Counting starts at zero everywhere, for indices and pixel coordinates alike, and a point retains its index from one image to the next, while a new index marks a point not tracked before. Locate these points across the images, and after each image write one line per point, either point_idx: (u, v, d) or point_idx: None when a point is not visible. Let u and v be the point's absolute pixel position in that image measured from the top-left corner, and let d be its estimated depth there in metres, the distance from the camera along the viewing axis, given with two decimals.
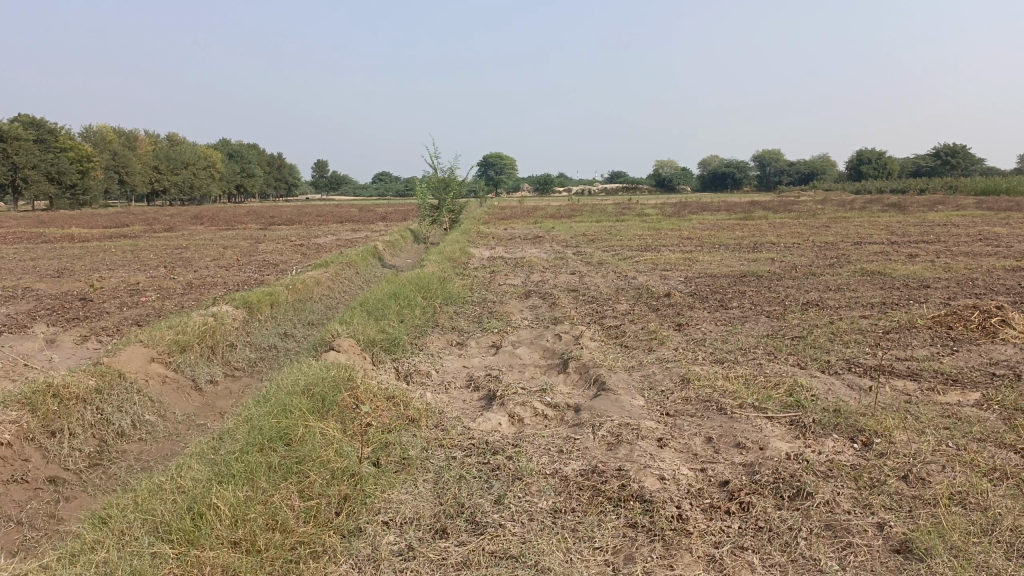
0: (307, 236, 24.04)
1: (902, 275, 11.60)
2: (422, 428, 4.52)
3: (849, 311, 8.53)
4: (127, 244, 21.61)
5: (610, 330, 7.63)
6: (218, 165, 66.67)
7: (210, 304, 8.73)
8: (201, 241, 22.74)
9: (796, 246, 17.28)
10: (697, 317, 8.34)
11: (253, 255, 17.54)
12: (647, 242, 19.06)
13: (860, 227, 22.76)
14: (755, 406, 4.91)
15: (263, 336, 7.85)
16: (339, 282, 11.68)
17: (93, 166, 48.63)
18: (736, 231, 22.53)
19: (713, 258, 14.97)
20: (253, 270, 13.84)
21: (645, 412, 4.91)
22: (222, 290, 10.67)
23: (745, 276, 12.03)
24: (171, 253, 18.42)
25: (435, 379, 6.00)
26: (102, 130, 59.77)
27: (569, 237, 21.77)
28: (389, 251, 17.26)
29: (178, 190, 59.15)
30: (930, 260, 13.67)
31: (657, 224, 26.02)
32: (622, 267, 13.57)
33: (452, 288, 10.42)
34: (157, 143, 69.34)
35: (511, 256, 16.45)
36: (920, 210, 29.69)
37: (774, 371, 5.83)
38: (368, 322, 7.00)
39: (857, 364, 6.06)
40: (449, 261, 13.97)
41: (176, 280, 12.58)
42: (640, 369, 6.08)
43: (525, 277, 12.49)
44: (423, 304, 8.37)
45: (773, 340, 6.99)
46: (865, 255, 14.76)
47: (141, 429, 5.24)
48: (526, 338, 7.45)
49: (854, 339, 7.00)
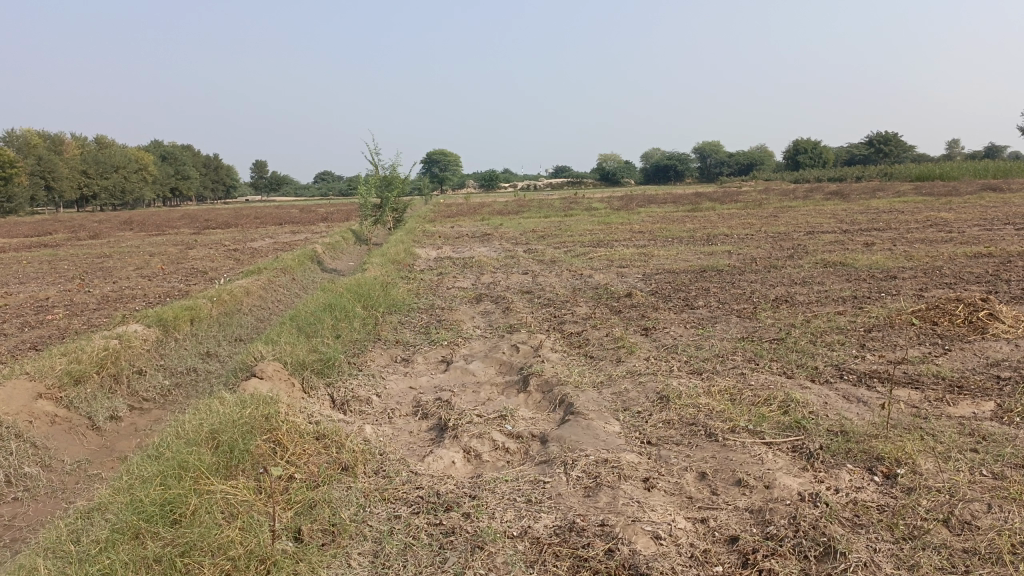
0: (241, 240, 22.78)
1: (865, 265, 11.16)
2: (359, 476, 3.72)
3: (822, 307, 7.98)
4: (45, 254, 20.07)
5: (571, 338, 6.89)
6: (151, 168, 64.03)
7: (119, 321, 7.71)
8: (126, 248, 21.33)
9: (751, 238, 16.86)
10: (664, 318, 7.69)
11: (182, 263, 16.37)
12: (600, 237, 18.44)
13: (808, 216, 22.62)
14: (749, 429, 4.24)
15: (180, 359, 6.89)
16: (272, 292, 10.71)
17: (15, 172, 45.98)
18: (687, 223, 22.15)
19: (669, 252, 14.42)
20: (179, 280, 12.74)
21: (622, 443, 4.19)
22: (140, 304, 9.61)
23: (705, 271, 11.47)
24: (91, 263, 17.11)
25: (377, 406, 5.20)
26: (24, 134, 56.74)
27: (518, 233, 21.07)
28: (328, 254, 16.29)
29: (109, 195, 56.55)
30: (888, 249, 13.35)
31: (606, 218, 25.50)
32: (576, 265, 12.89)
33: (396, 294, 9.55)
34: (84, 146, 66.26)
35: (459, 256, 15.62)
36: (863, 197, 29.87)
37: (760, 383, 5.17)
38: (298, 339, 6.11)
39: (849, 371, 5.45)
40: (393, 264, 13.09)
41: (92, 294, 11.40)
42: (610, 385, 5.36)
43: (475, 278, 11.70)
44: (362, 315, 7.51)
45: (751, 344, 6.35)
46: (822, 246, 14.40)
47: (18, 485, 4.26)
48: (480, 350, 6.68)
49: (837, 340, 6.42)
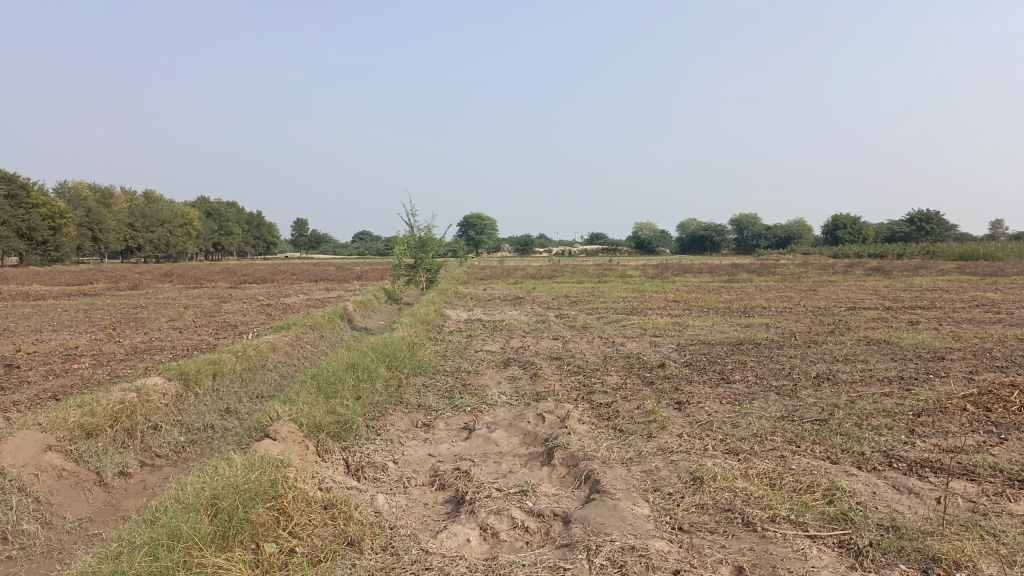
0: (275, 296, 22.92)
1: (910, 344, 10.74)
2: (365, 552, 3.46)
3: (866, 387, 7.60)
4: (83, 303, 20.35)
5: (600, 410, 6.59)
6: (196, 223, 65.59)
7: (141, 373, 7.61)
8: (162, 300, 21.59)
9: (789, 311, 16.44)
10: (699, 392, 7.36)
11: (215, 316, 16.42)
12: (633, 305, 18.17)
13: (848, 291, 22.14)
14: (790, 519, 3.90)
15: (197, 414, 6.72)
16: (299, 349, 10.58)
17: (65, 223, 47.30)
18: (724, 294, 21.81)
19: (704, 323, 14.08)
20: (208, 333, 12.71)
21: (651, 527, 3.88)
22: (166, 357, 9.54)
23: (742, 344, 11.11)
24: (126, 313, 17.24)
25: (393, 474, 4.95)
26: (77, 186, 58.73)
27: (551, 298, 20.89)
28: (359, 312, 16.25)
29: (153, 247, 57.90)
30: (934, 328, 12.88)
31: (640, 286, 25.27)
32: (608, 332, 12.62)
33: (422, 356, 9.35)
34: (133, 200, 68.35)
35: (490, 319, 15.44)
36: (904, 274, 29.25)
37: (802, 468, 4.82)
38: (317, 399, 5.91)
39: (899, 459, 5.07)
40: (422, 324, 12.94)
41: (121, 344, 11.40)
42: (640, 463, 5.04)
43: (504, 342, 11.49)
44: (386, 377, 7.30)
45: (791, 424, 6.00)
46: (864, 322, 13.96)
47: (14, 543, 4.03)
48: (504, 418, 6.41)
49: (884, 423, 6.03)
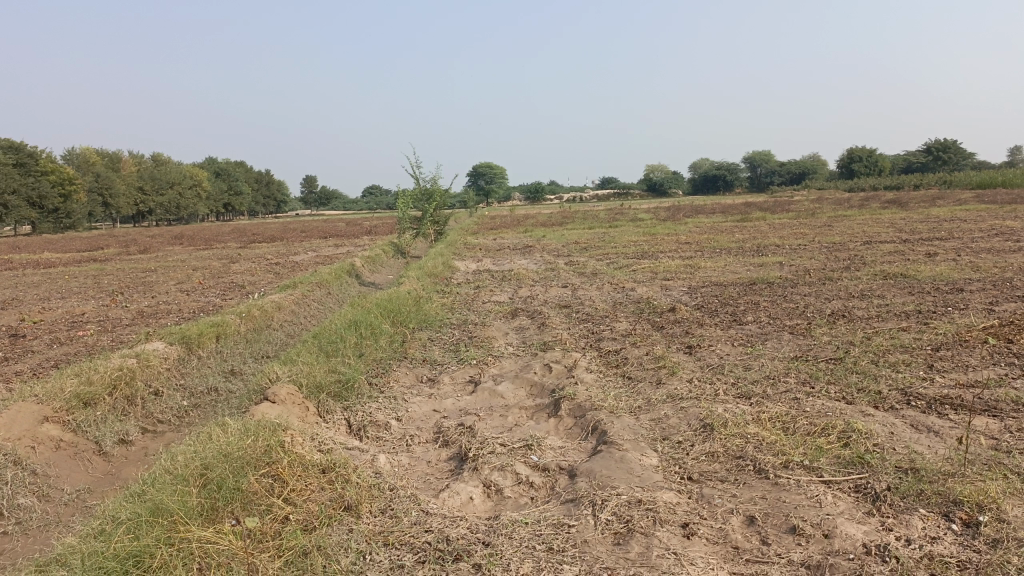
0: (284, 254, 22.80)
1: (927, 277, 10.47)
2: (363, 516, 3.35)
3: (883, 323, 7.40)
4: (94, 269, 20.33)
5: (609, 358, 6.44)
6: (205, 184, 65.37)
7: (143, 339, 7.52)
8: (172, 262, 21.57)
9: (803, 248, 16.14)
10: (710, 335, 7.19)
11: (223, 277, 16.34)
12: (645, 249, 17.90)
13: (864, 225, 21.74)
14: (804, 465, 3.75)
15: (200, 378, 6.64)
16: (305, 307, 10.48)
17: (75, 189, 47.23)
18: (736, 234, 21.48)
19: (716, 264, 13.83)
20: (216, 295, 12.63)
21: (659, 478, 3.74)
22: (171, 320, 9.46)
23: (754, 284, 10.90)
24: (135, 278, 17.22)
25: (396, 432, 4.84)
26: (84, 152, 58.52)
27: (561, 245, 20.64)
28: (367, 268, 16.12)
29: (164, 210, 57.88)
30: (952, 259, 12.57)
31: (651, 230, 24.94)
32: (619, 278, 12.42)
33: (429, 310, 9.22)
34: (141, 164, 68.12)
35: (499, 269, 15.27)
36: (921, 205, 28.68)
37: (816, 410, 4.66)
38: (317, 358, 5.79)
39: (917, 396, 4.90)
40: (430, 277, 12.78)
41: (127, 310, 11.34)
42: (648, 411, 4.89)
43: (512, 292, 11.33)
44: (389, 332, 7.18)
45: (806, 365, 5.83)
46: (880, 256, 13.66)
47: (10, 518, 3.97)
48: (510, 369, 6.28)
49: (901, 360, 5.84)
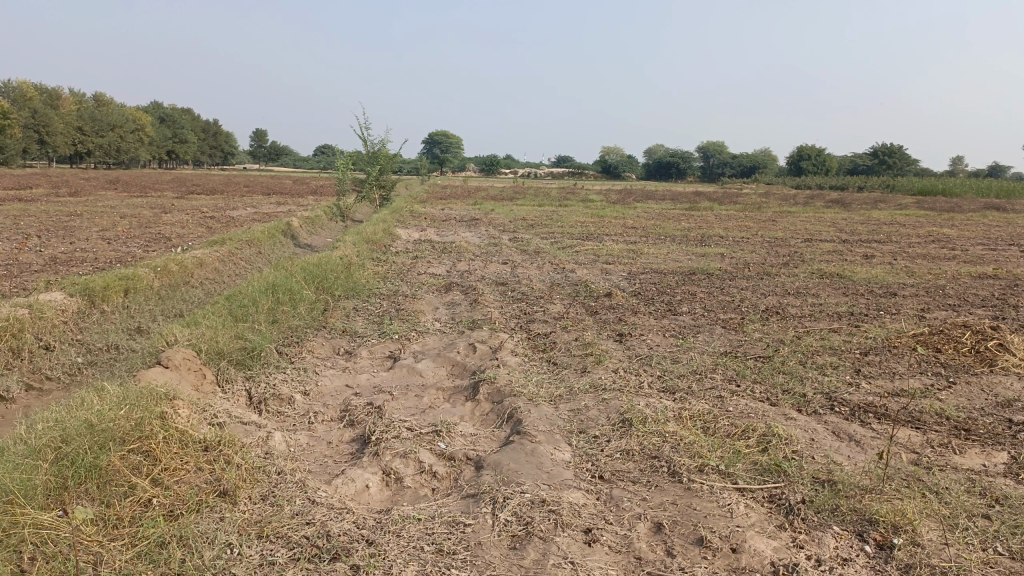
0: (221, 209, 21.94)
1: (863, 279, 10.53)
2: (239, 503, 3.05)
3: (815, 322, 7.35)
4: (16, 209, 19.23)
5: (536, 341, 6.21)
6: (149, 129, 62.88)
7: (43, 287, 7.00)
8: (101, 208, 20.56)
9: (746, 241, 16.18)
10: (642, 324, 7.03)
11: (152, 228, 15.56)
12: (591, 230, 17.73)
13: (808, 222, 22.00)
14: (719, 470, 3.58)
15: (100, 333, 6.19)
16: (230, 266, 9.97)
17: (9, 123, 44.85)
18: (683, 222, 21.51)
19: (659, 251, 13.73)
20: (139, 246, 11.97)
21: (569, 476, 3.53)
22: (83, 270, 8.88)
23: (694, 274, 10.81)
24: (58, 221, 16.30)
25: (299, 408, 4.53)
26: (20, 85, 55.57)
27: (508, 220, 20.36)
28: (306, 229, 15.60)
29: (103, 153, 55.50)
30: (888, 263, 12.71)
31: (600, 211, 24.82)
32: (560, 258, 12.23)
33: (359, 277, 8.85)
34: (81, 103, 65.08)
35: (441, 240, 14.90)
36: (863, 207, 29.22)
37: (739, 411, 4.51)
38: (224, 323, 5.41)
39: (842, 402, 4.80)
40: (367, 243, 12.35)
41: (39, 254, 10.66)
42: (569, 402, 4.68)
43: (450, 265, 11.01)
44: (310, 299, 6.81)
45: (734, 361, 5.70)
46: (819, 255, 13.75)
47: None
48: (433, 346, 6.01)
49: (829, 362, 5.77)
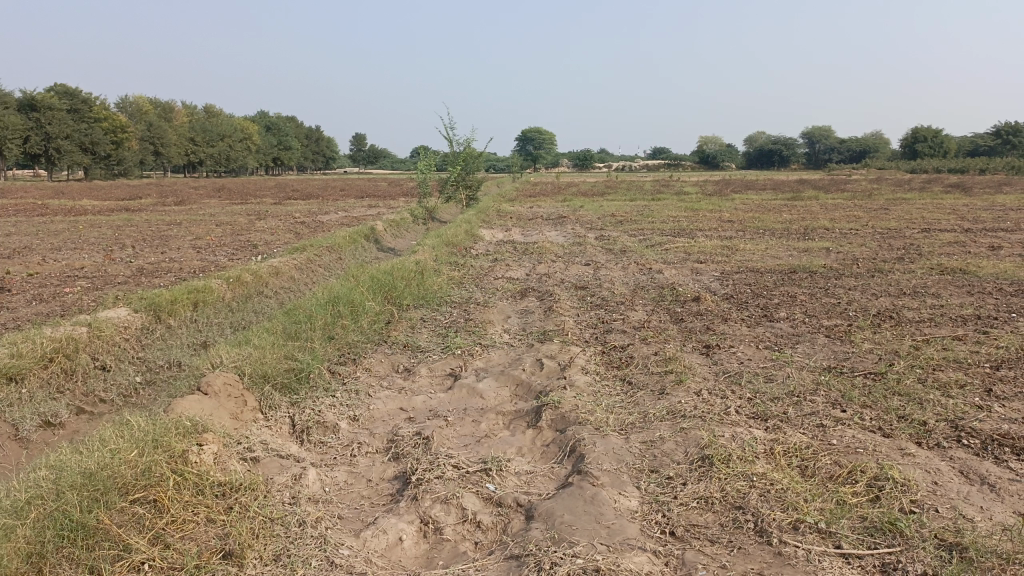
0: (313, 213, 22.23)
1: (989, 274, 9.40)
2: (246, 566, 2.71)
3: (935, 329, 6.46)
4: (122, 219, 20.03)
5: (611, 355, 5.65)
6: (255, 136, 65.24)
7: (113, 302, 6.97)
8: (201, 216, 21.21)
9: (855, 233, 14.98)
10: (732, 334, 6.33)
11: (242, 235, 15.83)
12: (684, 226, 16.87)
13: (924, 210, 20.33)
14: (818, 529, 2.95)
15: (162, 350, 6.04)
16: (306, 274, 9.83)
17: (127, 137, 47.34)
18: (784, 213, 20.28)
19: (756, 247, 12.81)
20: (225, 254, 12.08)
21: (633, 533, 2.99)
22: (163, 281, 8.93)
23: (794, 272, 9.93)
24: (157, 231, 16.83)
25: (343, 438, 4.15)
26: (137, 101, 58.76)
27: (597, 217, 19.72)
28: (390, 232, 15.49)
29: (214, 161, 57.95)
30: (1019, 254, 11.38)
31: (695, 205, 23.79)
32: (648, 257, 11.57)
33: (432, 284, 8.50)
34: (192, 114, 68.28)
35: (526, 240, 14.45)
36: (986, 191, 26.93)
37: (844, 445, 3.83)
38: (274, 341, 5.12)
39: (972, 433, 4.02)
40: (447, 246, 12.03)
41: (129, 265, 10.87)
42: (641, 432, 4.10)
43: (530, 268, 10.54)
44: (374, 311, 6.48)
45: (840, 379, 4.97)
46: (938, 247, 12.50)
47: None
48: (497, 363, 5.55)
49: (955, 380, 4.94)
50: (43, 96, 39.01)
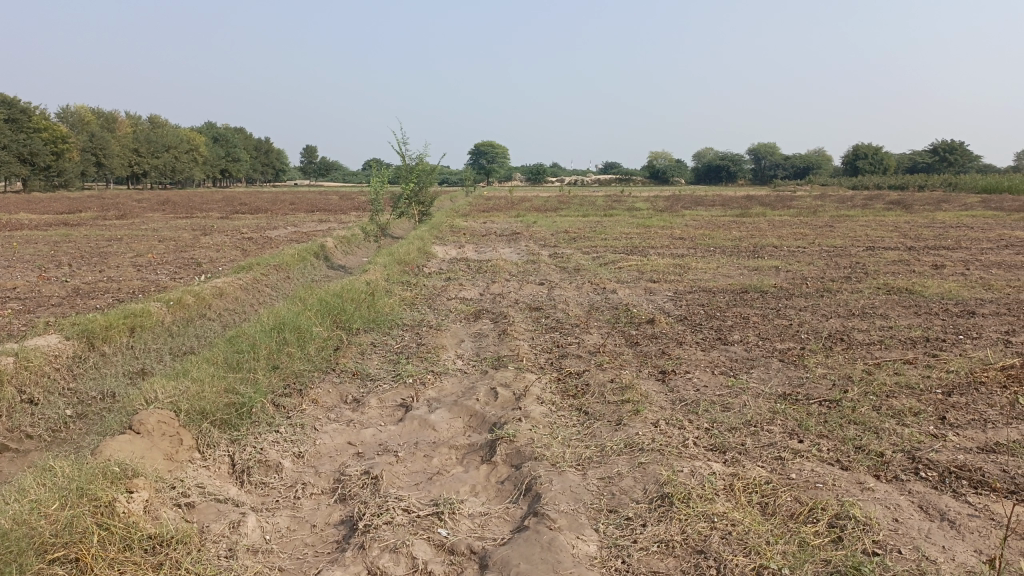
0: (261, 228, 21.75)
1: (934, 294, 9.59)
2: None
3: (885, 352, 6.51)
4: (60, 234, 19.27)
5: (566, 383, 5.53)
6: (202, 148, 63.90)
7: (43, 328, 6.61)
8: (144, 231, 20.55)
9: (803, 251, 15.21)
10: (687, 358, 6.27)
11: (187, 252, 15.34)
12: (636, 243, 16.94)
13: (867, 227, 20.80)
14: None
15: (95, 380, 5.72)
16: (253, 294, 9.52)
17: (67, 147, 45.86)
18: (734, 230, 20.56)
19: (708, 265, 12.90)
20: (168, 273, 11.67)
21: None
22: (99, 303, 8.53)
23: (746, 292, 9.98)
24: (96, 247, 16.20)
25: (287, 478, 3.94)
26: (79, 111, 57.09)
27: (550, 234, 19.71)
28: (341, 249, 15.20)
29: (159, 173, 56.48)
30: (961, 273, 11.66)
31: (647, 221, 23.99)
32: (602, 276, 11.53)
33: (383, 306, 8.28)
34: (137, 124, 66.60)
35: (479, 258, 14.31)
36: (925, 208, 27.75)
37: (803, 479, 3.77)
38: (214, 373, 4.88)
39: (929, 464, 4.00)
40: (399, 264, 11.82)
41: (64, 285, 10.40)
42: (598, 467, 3.98)
43: (483, 287, 10.39)
44: (321, 337, 6.25)
45: (796, 407, 4.93)
46: (883, 265, 12.74)
47: None
48: (450, 392, 5.38)
49: (908, 407, 4.94)
50: None
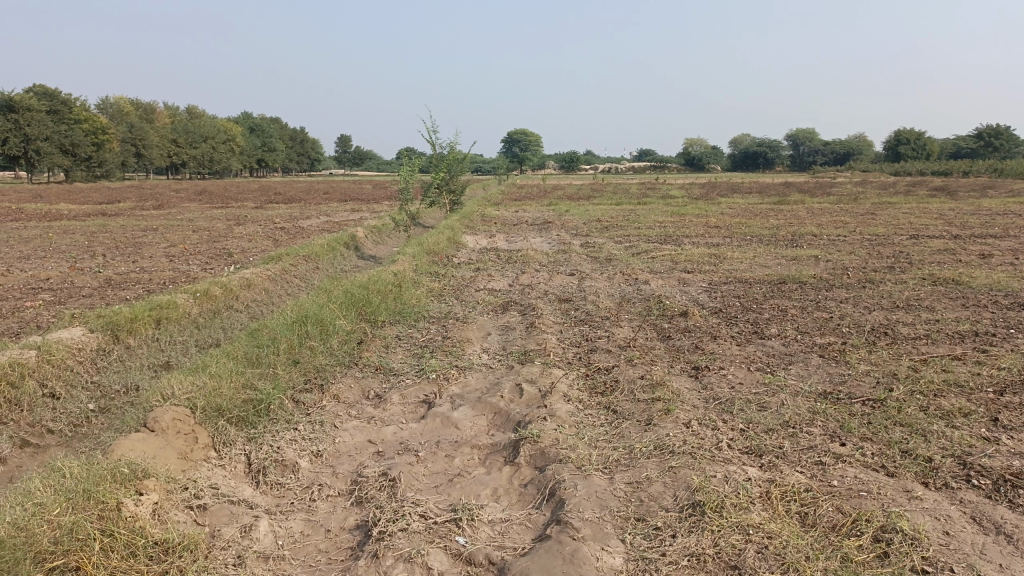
0: (294, 218, 21.76)
1: (981, 285, 9.17)
2: None
3: (931, 347, 6.19)
4: (98, 225, 19.49)
5: (594, 380, 5.33)
6: (238, 138, 64.51)
7: (69, 320, 6.57)
8: (178, 221, 20.70)
9: (843, 240, 14.75)
10: (721, 354, 6.02)
11: (218, 242, 15.39)
12: (670, 232, 16.58)
13: (910, 215, 20.16)
14: None
15: (118, 374, 5.67)
16: (280, 285, 9.46)
17: (107, 139, 46.59)
18: (770, 218, 20.08)
19: (744, 255, 12.55)
20: (198, 264, 11.67)
21: None
22: (128, 295, 8.52)
23: (784, 283, 9.66)
24: (131, 237, 16.35)
25: (303, 479, 3.81)
26: (119, 102, 57.99)
27: (581, 222, 19.43)
28: (371, 239, 15.12)
29: (197, 164, 57.12)
30: (1010, 263, 11.18)
31: (681, 209, 23.54)
32: (635, 266, 11.26)
33: (410, 297, 8.15)
34: (175, 115, 67.48)
35: (509, 248, 14.12)
36: (969, 195, 26.90)
37: (845, 487, 3.53)
38: (233, 368, 4.78)
39: (983, 471, 3.73)
40: (428, 255, 11.69)
41: (97, 276, 10.44)
42: (627, 471, 3.79)
43: (512, 278, 10.22)
44: (345, 330, 6.12)
45: (837, 408, 4.67)
46: (928, 255, 12.27)
47: None
48: (474, 388, 5.22)
49: (958, 408, 4.65)
50: (22, 97, 38.31)
